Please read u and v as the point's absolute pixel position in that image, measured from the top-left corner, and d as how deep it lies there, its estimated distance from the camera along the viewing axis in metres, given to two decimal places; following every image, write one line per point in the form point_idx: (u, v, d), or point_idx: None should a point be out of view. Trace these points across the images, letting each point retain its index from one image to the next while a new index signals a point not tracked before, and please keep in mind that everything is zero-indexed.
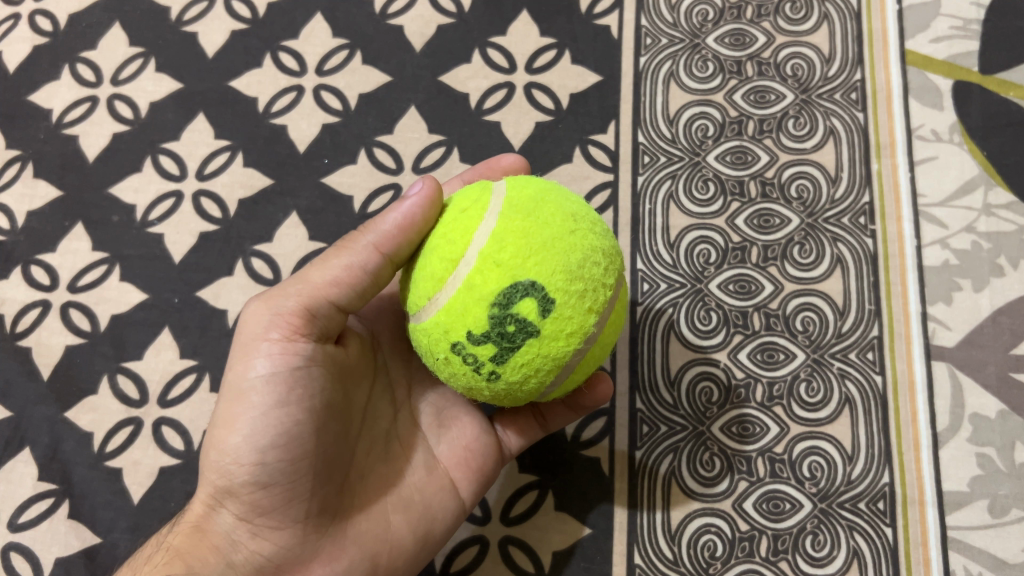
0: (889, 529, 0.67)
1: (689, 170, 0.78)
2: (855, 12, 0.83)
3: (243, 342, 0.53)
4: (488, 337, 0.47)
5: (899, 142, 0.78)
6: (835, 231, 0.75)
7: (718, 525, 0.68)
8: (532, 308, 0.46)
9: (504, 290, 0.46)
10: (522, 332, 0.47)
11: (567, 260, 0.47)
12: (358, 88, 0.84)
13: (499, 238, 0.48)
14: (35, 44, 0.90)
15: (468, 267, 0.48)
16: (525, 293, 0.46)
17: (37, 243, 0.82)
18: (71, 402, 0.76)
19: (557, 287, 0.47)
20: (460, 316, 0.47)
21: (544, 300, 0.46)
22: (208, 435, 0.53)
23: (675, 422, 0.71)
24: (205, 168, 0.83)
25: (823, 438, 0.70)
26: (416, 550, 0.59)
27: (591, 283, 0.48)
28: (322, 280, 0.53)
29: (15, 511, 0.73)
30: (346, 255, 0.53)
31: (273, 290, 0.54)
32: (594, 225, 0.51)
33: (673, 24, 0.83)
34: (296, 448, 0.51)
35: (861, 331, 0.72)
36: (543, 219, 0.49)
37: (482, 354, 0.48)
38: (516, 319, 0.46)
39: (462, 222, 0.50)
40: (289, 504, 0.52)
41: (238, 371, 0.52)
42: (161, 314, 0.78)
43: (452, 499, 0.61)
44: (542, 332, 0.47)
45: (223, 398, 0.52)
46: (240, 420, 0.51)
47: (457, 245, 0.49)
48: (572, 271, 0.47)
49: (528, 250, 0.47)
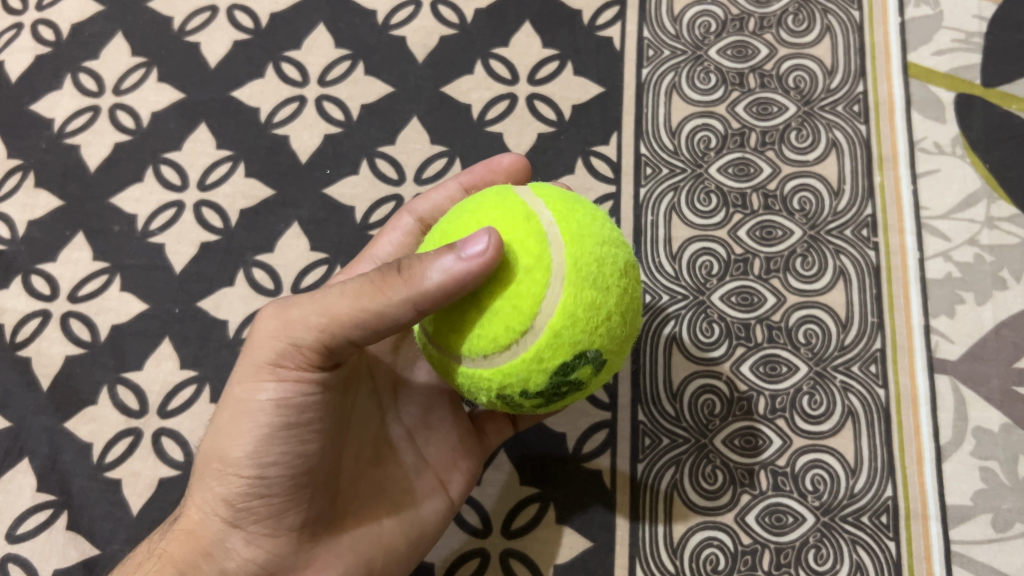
0: (892, 543, 0.67)
1: (691, 181, 0.78)
2: (857, 24, 0.83)
3: (251, 353, 0.51)
4: (541, 395, 0.48)
5: (901, 154, 0.78)
6: (838, 243, 0.75)
7: (720, 538, 0.68)
8: (588, 373, 0.48)
9: (569, 364, 0.47)
10: (572, 390, 0.49)
11: (621, 325, 0.48)
12: (361, 99, 0.84)
13: (570, 314, 0.45)
14: (38, 54, 0.90)
15: (534, 338, 0.46)
16: (586, 363, 0.47)
17: (38, 252, 0.82)
18: (71, 413, 0.75)
19: (610, 352, 0.48)
20: (517, 378, 0.47)
21: (599, 365, 0.48)
22: (209, 442, 0.52)
23: (677, 435, 0.70)
24: (206, 178, 0.83)
25: (826, 452, 0.69)
26: (407, 555, 0.59)
27: (629, 332, 0.50)
28: (345, 316, 0.47)
29: (14, 521, 0.72)
30: (377, 300, 0.46)
31: (289, 306, 0.50)
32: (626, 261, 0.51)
33: (676, 36, 0.83)
34: (300, 462, 0.51)
35: (864, 343, 0.72)
36: (605, 285, 0.47)
37: (525, 402, 0.49)
38: (571, 384, 0.48)
39: (523, 282, 0.46)
40: (286, 515, 0.52)
41: (243, 381, 0.50)
42: (162, 324, 0.77)
43: (442, 498, 0.61)
44: (586, 385, 0.49)
45: (227, 407, 0.51)
46: (244, 433, 0.50)
47: (523, 315, 0.45)
48: (623, 334, 0.49)
49: (595, 325, 0.46)
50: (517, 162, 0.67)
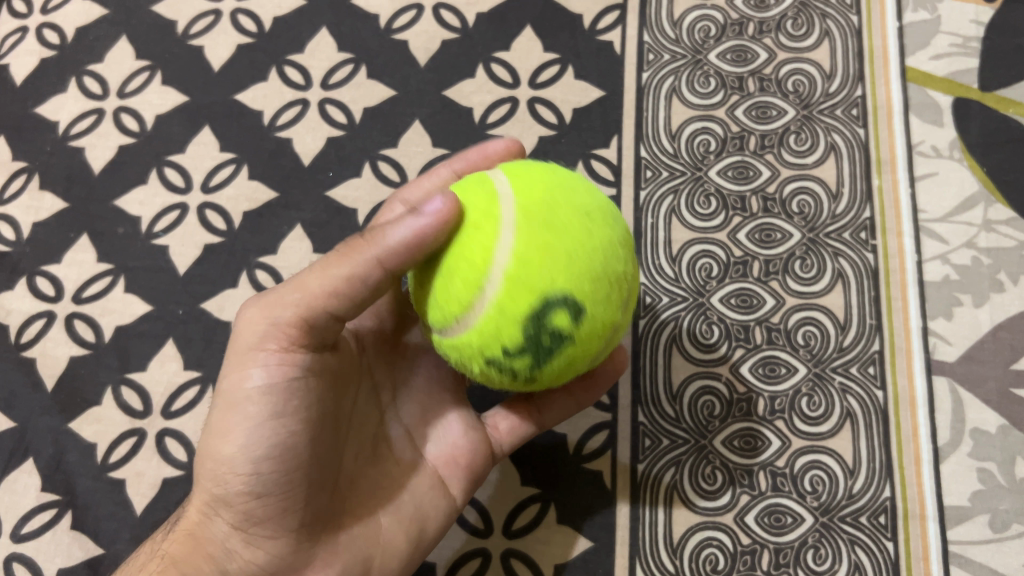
0: (890, 543, 0.67)
1: (691, 185, 0.78)
2: (855, 28, 0.83)
3: (238, 349, 0.51)
4: (525, 351, 0.48)
5: (899, 157, 0.78)
6: (836, 246, 0.76)
7: (720, 539, 0.68)
8: (566, 320, 0.48)
9: (537, 309, 0.47)
10: (559, 342, 0.48)
11: (590, 265, 0.48)
12: (363, 102, 0.85)
13: (521, 256, 0.47)
14: (43, 57, 0.90)
15: (495, 288, 0.48)
16: (558, 308, 0.47)
17: (43, 254, 0.82)
18: (75, 413, 0.76)
19: (585, 294, 0.48)
20: (494, 337, 0.48)
21: (576, 311, 0.48)
22: (203, 443, 0.52)
23: (678, 436, 0.71)
24: (210, 181, 0.83)
25: (824, 453, 0.70)
26: (406, 551, 0.59)
27: (612, 280, 0.50)
28: (319, 291, 0.50)
29: (18, 521, 0.73)
30: (344, 266, 0.50)
31: (268, 294, 0.52)
32: (600, 212, 0.52)
33: (675, 40, 0.84)
34: (292, 458, 0.51)
35: (862, 345, 0.73)
36: (561, 229, 0.48)
37: (518, 364, 0.49)
38: (551, 333, 0.48)
39: (476, 239, 0.49)
40: (284, 513, 0.52)
41: (233, 378, 0.51)
42: (165, 326, 0.78)
43: (442, 498, 0.61)
44: (575, 338, 0.49)
45: (218, 406, 0.51)
46: (238, 429, 0.50)
47: (477, 266, 0.48)
48: (598, 277, 0.48)
49: (553, 265, 0.47)
50: (511, 147, 0.69)
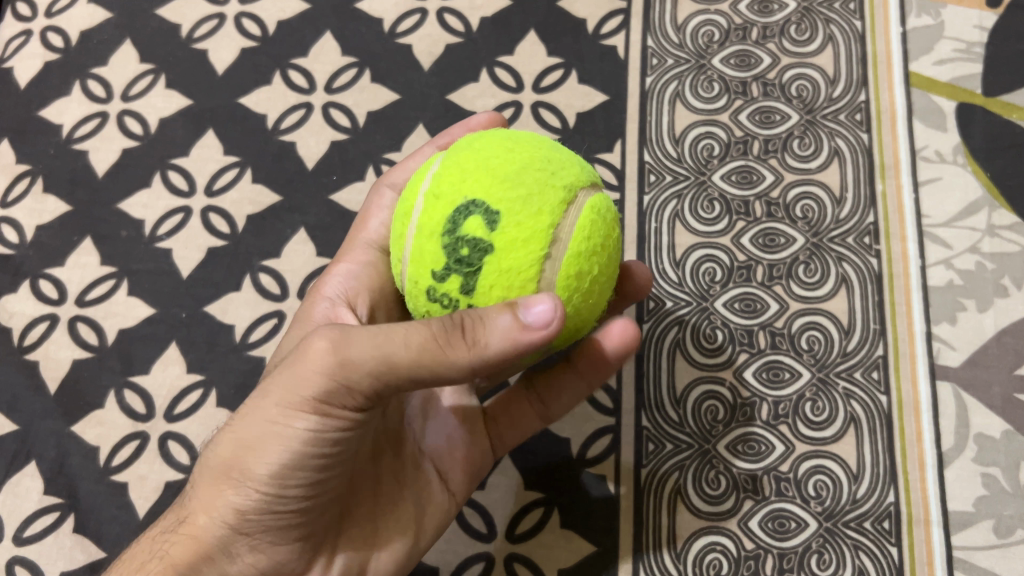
0: (894, 549, 0.67)
1: (694, 189, 0.79)
2: (859, 34, 0.84)
3: (295, 380, 0.47)
4: (449, 270, 0.47)
5: (903, 162, 0.78)
6: (840, 250, 0.76)
7: (724, 544, 0.68)
8: (480, 226, 0.46)
9: (449, 219, 0.47)
10: (476, 252, 0.46)
11: (501, 174, 0.47)
12: (367, 106, 0.85)
13: (439, 177, 0.50)
14: (47, 60, 0.91)
15: (417, 209, 0.50)
16: (469, 214, 0.47)
17: (47, 256, 0.82)
18: (78, 416, 0.76)
19: (495, 199, 0.46)
20: (421, 259, 0.48)
21: (487, 213, 0.46)
22: (230, 450, 0.50)
23: (681, 440, 0.71)
24: (214, 184, 0.83)
25: (828, 458, 0.70)
26: (406, 558, 0.58)
27: (534, 187, 0.47)
28: (403, 355, 0.43)
29: (20, 524, 0.73)
30: (439, 367, 0.43)
31: (346, 336, 0.45)
32: (544, 145, 0.51)
33: (679, 45, 0.84)
34: (316, 485, 0.50)
35: (866, 349, 0.72)
36: (480, 146, 0.50)
37: (449, 289, 0.47)
38: (466, 241, 0.46)
39: (416, 182, 0.52)
40: (292, 524, 0.51)
41: (282, 403, 0.48)
42: (169, 329, 0.78)
43: (441, 491, 0.61)
44: (496, 246, 0.46)
45: (258, 420, 0.49)
46: (272, 453, 0.48)
47: (410, 200, 0.51)
48: (510, 181, 0.47)
49: (465, 177, 0.48)
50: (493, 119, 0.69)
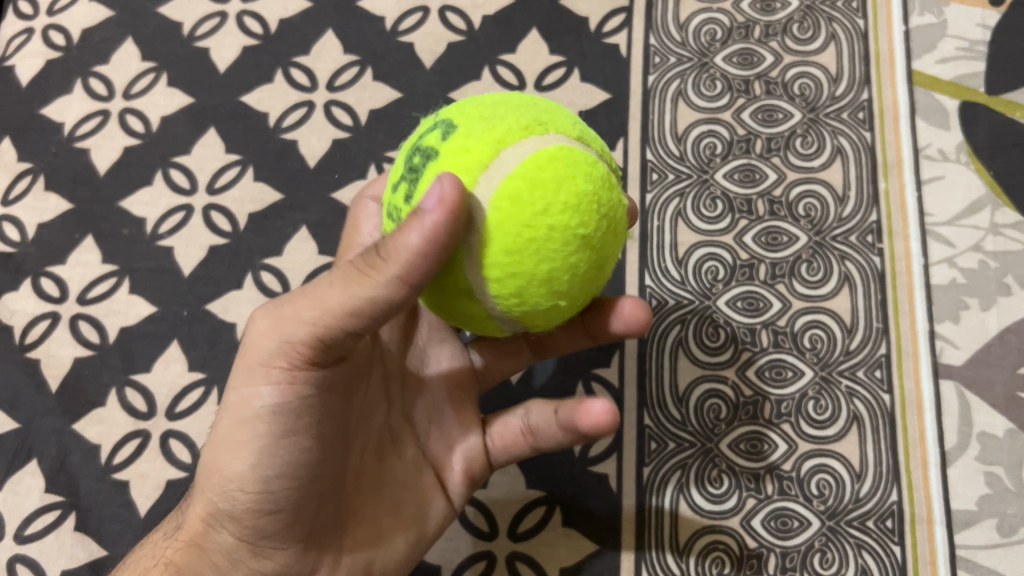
0: (898, 547, 0.67)
1: (697, 187, 0.78)
2: (861, 32, 0.83)
3: (247, 365, 0.48)
4: (404, 180, 0.47)
5: (906, 161, 0.78)
6: (843, 249, 0.76)
7: (726, 542, 0.68)
8: (435, 138, 0.47)
9: (423, 135, 0.48)
10: (424, 161, 0.46)
11: (485, 104, 0.48)
12: (368, 104, 0.85)
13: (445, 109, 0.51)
14: (48, 59, 0.91)
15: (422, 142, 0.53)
16: (437, 129, 0.47)
17: (48, 255, 0.82)
18: (79, 414, 0.76)
19: (461, 117, 0.47)
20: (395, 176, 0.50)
21: (448, 127, 0.46)
22: (208, 454, 0.50)
23: (683, 439, 0.70)
24: (215, 182, 0.83)
25: (831, 456, 0.70)
26: (408, 554, 0.58)
27: (504, 114, 0.46)
28: (338, 306, 0.44)
29: (21, 523, 0.72)
30: (368, 288, 0.44)
31: (286, 306, 0.47)
32: (563, 113, 0.49)
33: (682, 43, 0.84)
34: (301, 474, 0.49)
35: (869, 348, 0.72)
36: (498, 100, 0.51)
37: (392, 197, 0.49)
38: (422, 151, 0.47)
39: None
40: (290, 523, 0.51)
41: (241, 394, 0.48)
42: (170, 327, 0.78)
43: (445, 499, 0.60)
44: (441, 153, 0.45)
45: (224, 417, 0.49)
46: (243, 440, 0.48)
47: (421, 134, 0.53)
48: (485, 110, 0.47)
49: (458, 105, 0.49)
50: None
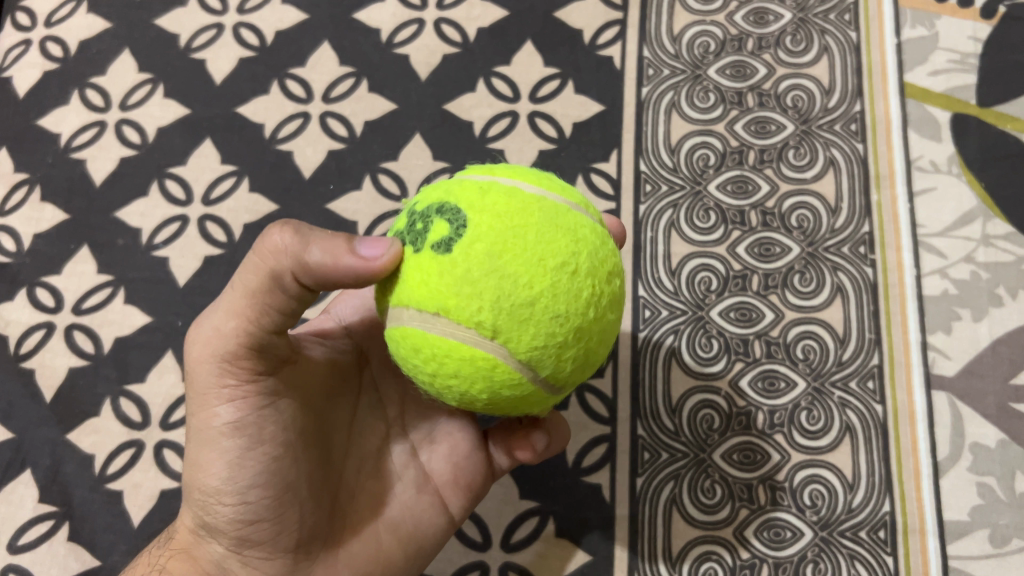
0: (890, 558, 0.67)
1: (690, 199, 0.79)
2: (853, 44, 0.84)
3: (198, 388, 0.49)
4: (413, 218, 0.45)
5: (898, 173, 0.79)
6: (835, 259, 0.76)
7: (719, 553, 0.68)
8: (442, 232, 0.42)
9: (456, 209, 0.43)
10: (415, 235, 0.44)
11: (520, 281, 0.41)
12: (364, 115, 0.85)
13: (519, 210, 0.43)
14: (46, 70, 0.91)
15: (486, 181, 0.45)
16: (451, 220, 0.43)
17: (43, 265, 0.82)
18: (73, 424, 0.76)
19: (474, 249, 0.41)
20: (430, 195, 0.46)
21: (453, 233, 0.42)
22: (186, 474, 0.51)
23: (676, 449, 0.71)
24: (211, 193, 0.84)
25: (824, 467, 0.70)
26: (407, 565, 0.57)
27: (495, 306, 0.41)
28: (243, 312, 0.47)
29: (15, 532, 0.73)
30: (257, 286, 0.46)
31: (213, 320, 0.48)
32: (572, 320, 0.42)
33: (675, 55, 0.85)
34: (280, 484, 0.50)
35: (861, 359, 0.72)
36: (552, 224, 0.43)
37: (399, 223, 0.47)
38: (433, 220, 0.43)
39: (526, 195, 0.44)
40: (278, 533, 0.51)
41: (201, 417, 0.49)
42: (165, 337, 0.78)
43: (444, 515, 0.59)
44: (427, 255, 0.42)
45: (194, 439, 0.50)
46: (210, 457, 0.49)
47: (500, 187, 0.44)
48: (490, 253, 0.41)
49: (519, 240, 0.42)
50: None
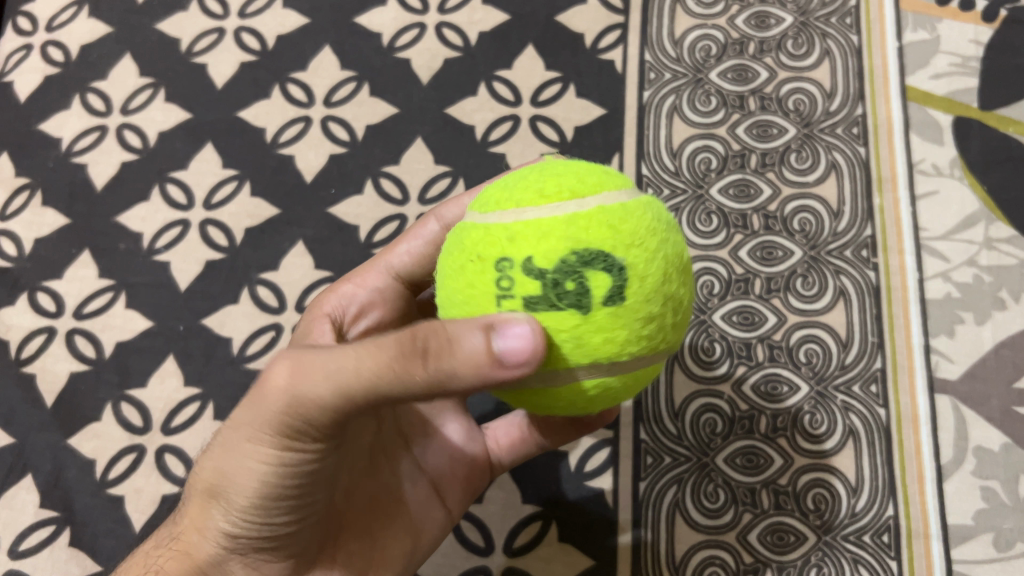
0: (894, 562, 0.66)
1: (692, 203, 0.79)
2: (855, 48, 0.84)
3: (258, 423, 0.42)
4: (543, 276, 0.39)
5: (900, 176, 0.79)
6: (838, 263, 0.76)
7: (722, 557, 0.68)
8: (605, 284, 0.39)
9: (599, 251, 0.39)
10: (569, 295, 0.39)
11: (677, 295, 0.41)
12: (365, 119, 0.85)
13: (638, 219, 0.41)
14: (47, 74, 0.91)
15: (584, 208, 0.41)
16: (609, 267, 0.39)
17: (44, 269, 0.82)
18: (74, 429, 0.76)
19: (646, 291, 0.39)
20: (537, 241, 0.39)
21: (620, 282, 0.39)
22: (209, 478, 0.46)
23: (679, 453, 0.70)
24: (212, 197, 0.83)
25: (827, 471, 0.70)
26: (404, 564, 0.57)
27: (667, 326, 0.41)
28: (350, 387, 0.39)
29: (16, 538, 0.72)
30: (384, 382, 0.38)
31: (304, 355, 0.40)
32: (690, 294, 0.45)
33: (677, 59, 0.85)
34: (309, 508, 0.48)
35: (864, 363, 0.72)
36: (662, 223, 0.42)
37: (517, 287, 0.39)
38: (581, 275, 0.39)
39: (618, 201, 0.42)
40: (284, 548, 0.49)
41: (256, 451, 0.43)
42: (166, 341, 0.78)
43: (443, 509, 0.60)
44: (596, 312, 0.39)
45: (228, 453, 0.44)
46: (240, 475, 0.44)
47: (602, 207, 0.41)
48: (658, 288, 0.40)
49: (665, 255, 0.41)
50: None
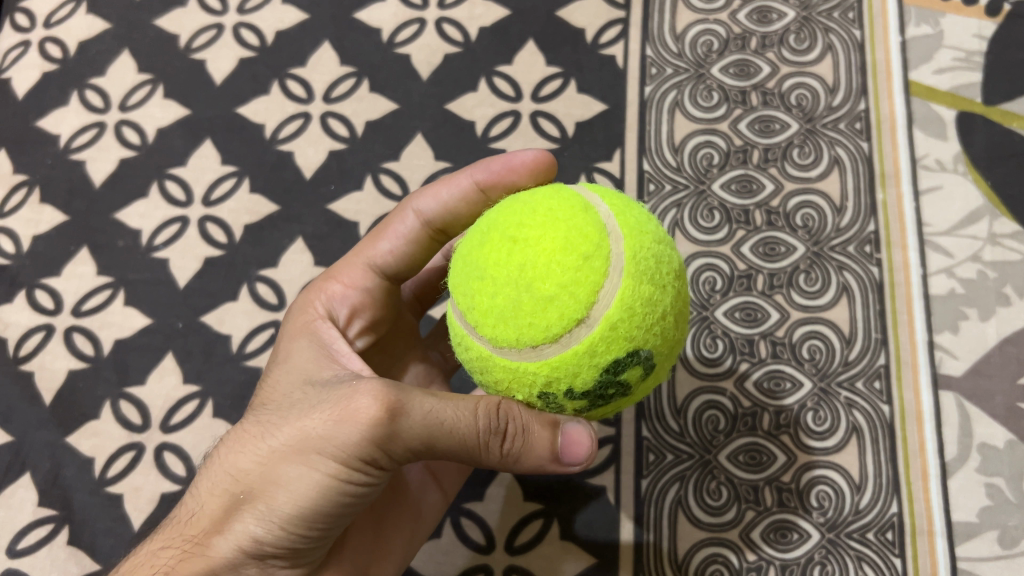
0: (898, 560, 0.66)
1: (694, 198, 0.78)
2: (858, 42, 0.83)
3: (338, 439, 0.46)
4: (588, 394, 0.45)
5: (904, 171, 0.78)
6: (841, 259, 0.75)
7: (726, 555, 0.67)
8: (638, 373, 0.45)
9: (626, 357, 0.44)
10: (616, 393, 0.46)
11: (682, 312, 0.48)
12: (365, 115, 0.85)
13: (637, 301, 0.43)
14: (44, 71, 0.91)
15: (591, 325, 0.43)
16: (637, 363, 0.44)
17: (42, 267, 0.82)
18: (73, 427, 0.75)
19: (667, 347, 0.46)
20: (570, 373, 0.44)
21: (648, 364, 0.45)
22: (262, 480, 0.48)
23: (681, 451, 0.70)
24: (211, 194, 0.83)
25: (832, 468, 0.69)
26: (405, 548, 0.62)
27: (682, 334, 0.49)
28: (441, 429, 0.46)
29: (14, 536, 0.72)
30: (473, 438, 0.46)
31: (402, 392, 0.47)
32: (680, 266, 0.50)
33: (678, 54, 0.84)
34: (337, 532, 0.50)
35: (868, 359, 0.72)
36: (650, 277, 0.45)
37: (570, 404, 0.46)
38: (619, 382, 0.45)
39: (610, 290, 0.43)
40: (297, 563, 0.51)
41: (325, 465, 0.47)
42: (165, 339, 0.77)
43: (439, 491, 0.66)
44: (636, 387, 0.46)
45: (291, 462, 0.47)
46: (299, 484, 0.47)
47: (606, 313, 0.43)
48: (670, 339, 0.46)
49: (667, 309, 0.45)
50: (540, 159, 0.58)
